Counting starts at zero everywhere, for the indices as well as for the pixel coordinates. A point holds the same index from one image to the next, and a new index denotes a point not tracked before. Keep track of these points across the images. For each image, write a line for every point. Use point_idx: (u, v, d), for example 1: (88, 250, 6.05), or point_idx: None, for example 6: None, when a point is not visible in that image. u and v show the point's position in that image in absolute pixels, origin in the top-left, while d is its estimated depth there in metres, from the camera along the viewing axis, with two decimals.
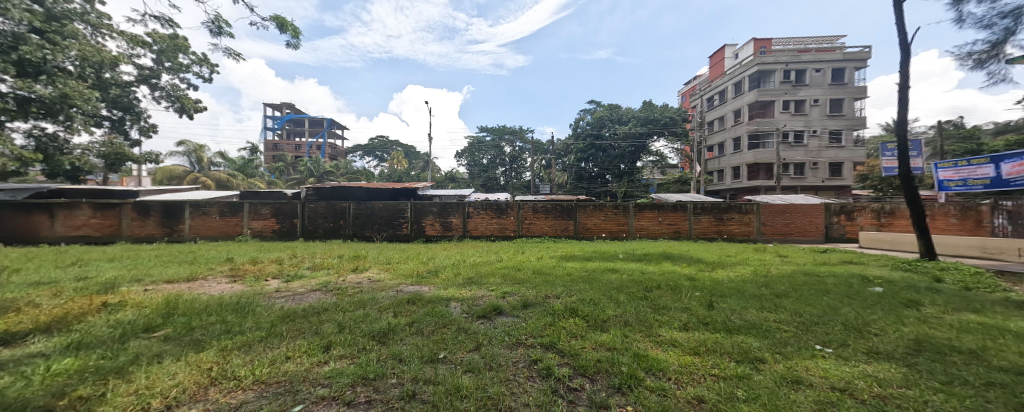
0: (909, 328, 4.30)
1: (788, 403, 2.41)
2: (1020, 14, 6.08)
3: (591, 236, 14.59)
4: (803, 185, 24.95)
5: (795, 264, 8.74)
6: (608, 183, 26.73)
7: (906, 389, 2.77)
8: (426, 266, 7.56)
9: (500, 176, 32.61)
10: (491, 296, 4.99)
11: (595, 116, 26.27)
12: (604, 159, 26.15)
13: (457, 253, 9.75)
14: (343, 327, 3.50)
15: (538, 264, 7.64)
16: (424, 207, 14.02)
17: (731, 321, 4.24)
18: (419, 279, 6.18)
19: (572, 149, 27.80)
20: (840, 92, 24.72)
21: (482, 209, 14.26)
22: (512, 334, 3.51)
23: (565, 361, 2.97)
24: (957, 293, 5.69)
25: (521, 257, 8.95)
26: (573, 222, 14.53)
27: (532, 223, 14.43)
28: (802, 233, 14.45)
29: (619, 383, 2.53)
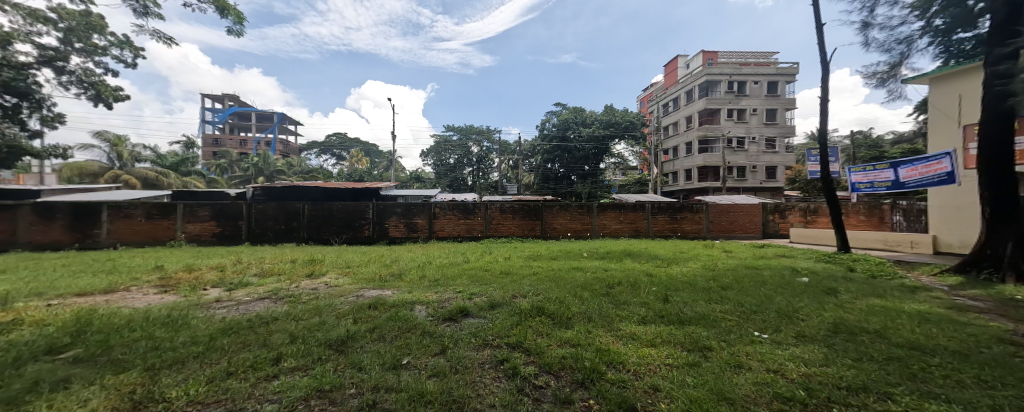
0: (829, 313, 4.91)
1: (731, 386, 2.67)
2: (912, 41, 7.13)
3: (557, 235, 14.93)
4: (745, 186, 27.25)
5: (738, 258, 9.57)
6: (572, 184, 27.49)
7: (826, 367, 3.16)
8: (389, 269, 7.35)
9: (465, 176, 32.36)
10: (457, 298, 4.99)
11: (560, 118, 26.76)
12: (569, 161, 26.78)
13: (422, 255, 9.57)
14: (295, 337, 3.33)
15: (505, 264, 7.72)
16: (387, 208, 13.58)
17: (684, 313, 4.58)
18: (381, 283, 6.01)
19: (538, 150, 28.26)
20: (774, 103, 27.36)
21: (448, 210, 14.09)
22: (479, 335, 3.54)
23: (531, 360, 3.05)
24: (864, 280, 6.58)
25: (489, 257, 8.94)
26: (540, 222, 14.80)
27: (499, 224, 14.52)
28: (744, 230, 15.82)
29: (582, 378, 2.66)
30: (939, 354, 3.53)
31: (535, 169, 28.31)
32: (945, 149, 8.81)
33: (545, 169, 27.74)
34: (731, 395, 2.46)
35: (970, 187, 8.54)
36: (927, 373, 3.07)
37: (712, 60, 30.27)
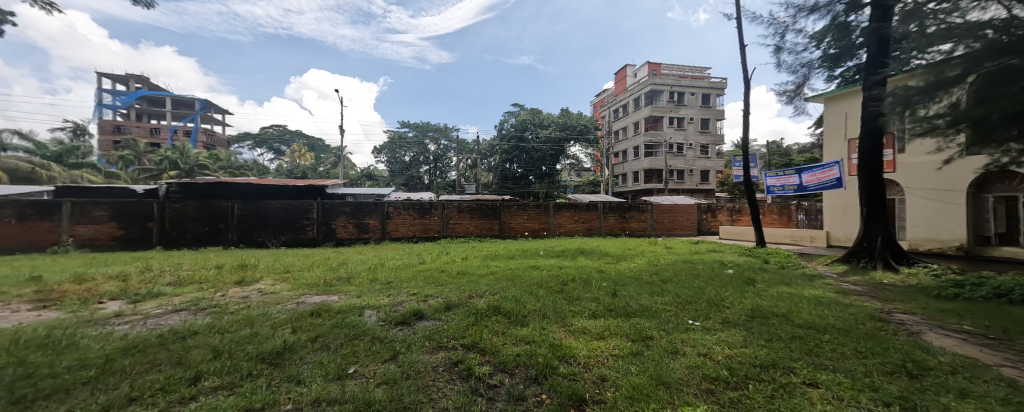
0: (748, 300, 5.59)
1: (668, 370, 2.96)
2: (812, 66, 8.33)
3: (514, 235, 15.12)
4: (684, 188, 29.73)
5: (677, 254, 10.46)
6: (528, 185, 27.95)
7: (745, 348, 3.62)
8: (335, 272, 6.95)
9: (421, 174, 31.40)
10: (411, 300, 4.89)
11: (518, 119, 27.08)
12: (527, 161, 27.19)
13: (374, 257, 9.17)
14: (220, 352, 3.05)
15: (463, 265, 7.68)
16: (334, 207, 12.79)
17: (630, 306, 4.93)
18: (326, 288, 5.69)
19: (497, 150, 28.38)
20: (709, 113, 30.20)
21: (403, 209, 13.65)
22: (433, 338, 3.52)
23: (486, 359, 3.11)
24: (776, 271, 7.57)
25: (446, 258, 8.82)
26: (498, 222, 14.89)
27: (456, 223, 14.36)
28: (683, 228, 17.31)
29: (535, 374, 2.77)
30: (829, 331, 4.21)
31: (493, 169, 28.29)
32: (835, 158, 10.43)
33: (503, 169, 27.86)
34: (667, 380, 2.73)
35: (852, 190, 10.20)
36: (818, 348, 3.64)
37: (656, 71, 32.59)
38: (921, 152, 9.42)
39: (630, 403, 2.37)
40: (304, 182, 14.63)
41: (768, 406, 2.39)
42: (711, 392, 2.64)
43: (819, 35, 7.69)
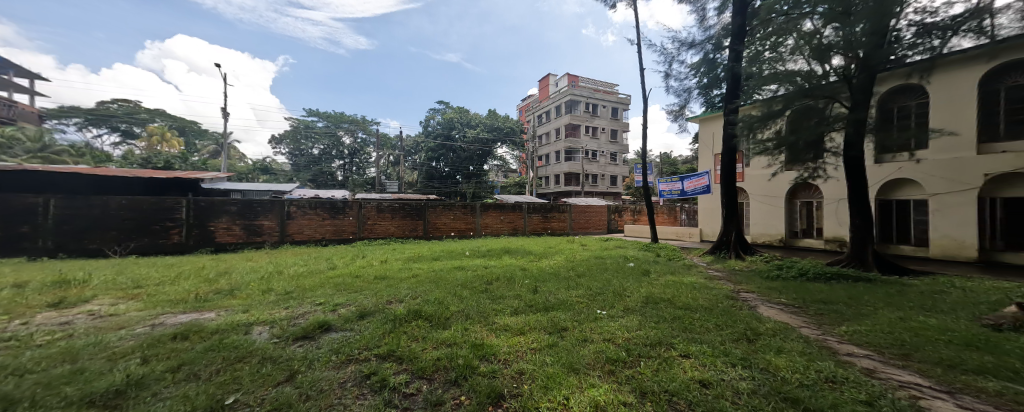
0: (644, 289, 6.52)
1: (578, 357, 3.32)
2: (690, 92, 10.05)
3: (440, 235, 14.83)
4: (598, 192, 32.72)
5: (590, 250, 11.52)
6: (455, 184, 27.61)
7: (638, 331, 4.23)
8: (214, 285, 5.95)
9: (334, 170, 28.64)
10: (316, 311, 4.53)
11: (445, 117, 26.60)
12: (454, 160, 26.85)
13: (270, 264, 8.07)
14: (17, 399, 2.34)
15: (381, 269, 7.29)
16: (215, 205, 10.86)
17: (549, 301, 5.33)
18: (197, 304, 4.86)
19: (422, 147, 27.54)
20: (618, 125, 33.80)
21: (309, 210, 12.36)
22: (341, 351, 3.34)
23: (403, 367, 3.07)
24: (666, 263, 8.89)
25: (360, 262, 8.25)
26: (423, 222, 14.44)
27: (375, 224, 13.55)
28: (596, 227, 19.11)
29: (455, 376, 2.85)
30: (698, 310, 5.17)
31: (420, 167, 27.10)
32: (706, 169, 12.73)
33: (429, 167, 27.03)
34: (577, 366, 3.06)
35: (715, 196, 12.57)
36: (691, 326, 4.45)
37: (574, 82, 35.22)
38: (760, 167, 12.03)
39: (544, 392, 2.62)
40: (165, 174, 12.03)
41: (653, 378, 2.86)
42: (612, 372, 3.05)
43: (694, 67, 9.31)
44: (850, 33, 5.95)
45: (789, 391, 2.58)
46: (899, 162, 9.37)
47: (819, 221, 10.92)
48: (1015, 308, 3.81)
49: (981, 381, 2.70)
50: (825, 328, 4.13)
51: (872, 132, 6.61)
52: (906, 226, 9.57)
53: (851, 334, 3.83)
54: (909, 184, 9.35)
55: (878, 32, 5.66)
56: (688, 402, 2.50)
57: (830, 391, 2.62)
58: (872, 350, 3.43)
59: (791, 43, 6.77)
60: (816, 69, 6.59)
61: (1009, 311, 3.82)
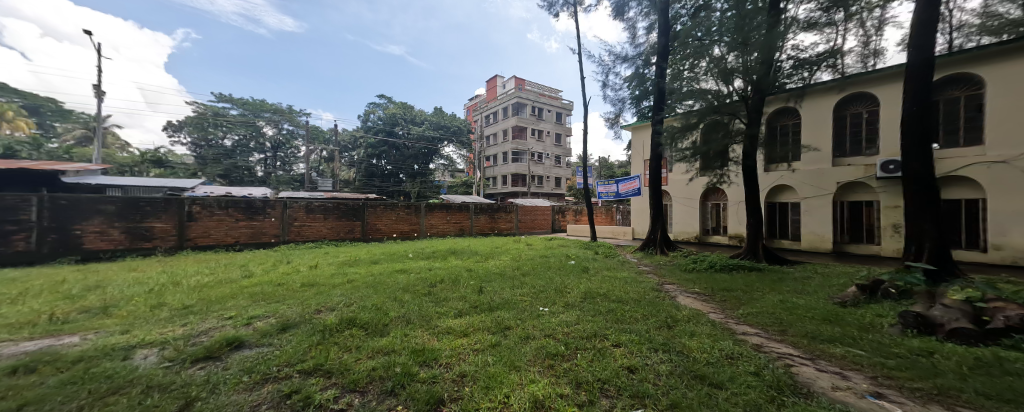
0: (583, 284, 6.97)
1: (517, 354, 3.49)
2: (623, 102, 10.92)
3: (380, 236, 14.18)
4: (543, 193, 33.80)
5: (535, 249, 11.88)
6: (398, 183, 26.53)
7: (576, 324, 4.52)
8: (81, 302, 4.91)
9: (253, 167, 25.61)
10: (225, 327, 3.99)
11: (387, 112, 25.38)
12: (396, 158, 25.82)
13: (164, 275, 6.90)
14: None
15: (309, 274, 6.72)
16: (81, 204, 8.83)
17: (493, 301, 5.42)
18: (49, 328, 3.91)
19: (361, 143, 25.99)
20: (562, 129, 35.31)
21: (218, 210, 10.80)
22: (256, 370, 2.91)
23: (332, 382, 2.79)
24: (603, 260, 9.53)
25: (284, 268, 7.51)
26: (361, 223, 13.70)
27: (305, 225, 12.52)
28: (541, 227, 19.83)
29: (391, 386, 2.68)
30: (628, 302, 5.69)
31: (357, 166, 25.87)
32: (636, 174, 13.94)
33: (370, 165, 25.57)
34: (518, 365, 3.17)
35: (645, 197, 13.82)
36: (623, 317, 4.87)
37: (521, 86, 35.99)
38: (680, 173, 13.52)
39: (485, 393, 2.65)
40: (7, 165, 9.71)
41: (588, 368, 3.07)
42: (551, 366, 3.22)
43: (627, 80, 10.18)
44: (747, 60, 7.14)
45: (699, 370, 2.96)
46: (781, 171, 11.19)
47: (723, 220, 12.60)
48: (857, 289, 4.80)
49: (832, 348, 3.39)
50: (727, 312, 4.82)
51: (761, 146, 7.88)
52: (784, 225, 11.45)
53: (746, 316, 4.53)
54: (787, 190, 11.19)
55: (767, 62, 6.90)
56: (617, 388, 2.73)
57: (728, 366, 3.08)
58: (760, 328, 4.11)
59: (704, 65, 7.87)
60: (723, 89, 7.76)
61: (851, 292, 4.81)
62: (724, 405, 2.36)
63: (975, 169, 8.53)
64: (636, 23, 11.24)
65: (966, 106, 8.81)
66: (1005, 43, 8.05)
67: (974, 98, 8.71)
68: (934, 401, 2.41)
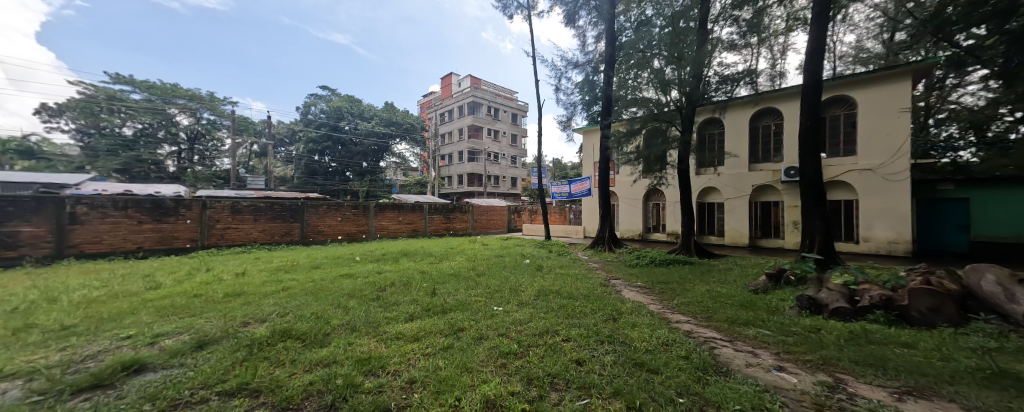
0: (536, 282, 7.13)
1: (471, 355, 3.42)
2: (575, 106, 11.37)
3: (323, 239, 13.27)
4: (499, 193, 33.98)
5: (491, 249, 11.90)
6: (345, 181, 24.75)
7: (529, 322, 4.57)
8: None
9: (162, 159, 19.20)
10: (124, 348, 3.03)
11: (331, 105, 23.46)
12: (343, 155, 24.11)
13: (36, 291, 5.66)
14: None
15: (236, 281, 5.99)
16: None
17: (447, 303, 5.30)
18: None
19: (300, 137, 23.82)
20: (518, 130, 35.85)
21: (113, 211, 9.10)
22: (161, 396, 2.31)
23: (261, 401, 2.41)
24: (556, 258, 9.81)
25: (205, 276, 6.61)
26: (299, 224, 12.63)
27: (230, 228, 11.10)
28: (496, 227, 19.97)
29: (331, 400, 2.44)
30: (579, 297, 5.94)
31: (298, 164, 23.67)
32: (587, 175, 14.56)
33: (311, 161, 23.50)
34: (470, 366, 3.12)
35: (595, 198, 14.57)
36: (573, 312, 5.07)
37: (477, 85, 35.84)
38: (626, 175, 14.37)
39: (434, 397, 2.57)
40: None
41: (538, 364, 3.11)
42: (503, 365, 3.21)
43: (579, 86, 10.62)
44: (682, 74, 8.12)
45: (640, 357, 3.17)
46: (708, 174, 12.39)
47: (662, 218, 13.64)
48: (766, 277, 5.50)
49: (748, 330, 3.84)
50: (664, 303, 5.22)
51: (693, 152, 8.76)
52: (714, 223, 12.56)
53: (679, 305, 4.97)
54: (716, 192, 12.37)
55: (698, 76, 7.90)
56: (566, 381, 2.80)
57: (665, 352, 3.36)
58: (691, 316, 4.54)
59: (646, 76, 8.56)
60: (663, 98, 8.59)
61: (762, 280, 5.49)
62: (660, 388, 2.56)
63: (851, 175, 10.15)
64: (586, 32, 11.76)
65: (845, 123, 10.46)
66: (872, 72, 9.66)
67: (850, 116, 10.37)
68: (823, 370, 2.86)
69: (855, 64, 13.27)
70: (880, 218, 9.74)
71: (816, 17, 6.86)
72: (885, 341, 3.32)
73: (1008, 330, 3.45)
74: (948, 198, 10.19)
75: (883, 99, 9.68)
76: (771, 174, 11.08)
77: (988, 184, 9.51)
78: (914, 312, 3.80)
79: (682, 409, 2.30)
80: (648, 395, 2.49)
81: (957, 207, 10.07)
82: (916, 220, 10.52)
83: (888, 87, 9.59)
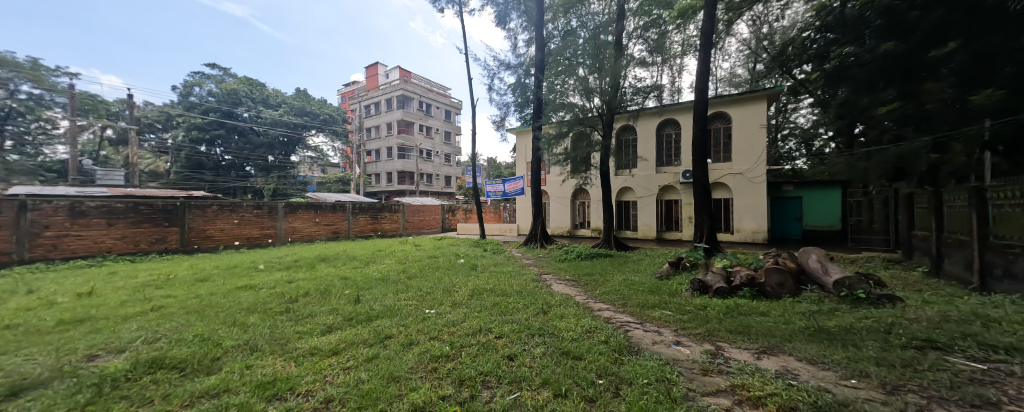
0: (469, 282, 6.98)
1: (400, 364, 3.00)
2: (508, 106, 11.50)
3: (213, 246, 10.93)
4: (433, 191, 32.93)
5: (424, 250, 11.36)
6: (243, 178, 20.15)
7: (463, 322, 4.34)
8: None
9: None
10: None
11: (225, 87, 18.66)
12: (240, 146, 19.56)
13: None
14: None
15: (81, 303, 4.67)
16: None
17: (372, 310, 4.84)
18: None
19: (179, 124, 18.15)
20: (451, 127, 35.22)
21: None
22: None
23: None
24: (492, 257, 9.77)
25: (30, 300, 5.02)
26: (178, 229, 10.21)
27: (73, 236, 8.50)
28: (428, 226, 19.38)
29: None
30: (512, 294, 5.95)
31: (177, 156, 18.16)
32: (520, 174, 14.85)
33: (195, 153, 18.41)
34: (398, 374, 2.77)
35: (528, 196, 15.06)
36: (506, 309, 5.05)
37: (407, 78, 34.25)
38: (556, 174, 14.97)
39: None
40: None
41: (471, 364, 2.94)
42: (435, 370, 2.91)
43: (511, 87, 10.75)
44: (602, 82, 8.95)
45: (568, 347, 3.21)
46: (624, 175, 13.53)
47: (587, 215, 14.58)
48: (668, 264, 6.20)
49: (654, 312, 4.21)
50: (588, 294, 5.51)
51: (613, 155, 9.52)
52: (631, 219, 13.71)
53: (600, 295, 5.31)
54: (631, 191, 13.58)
55: (615, 86, 8.75)
56: (498, 378, 2.71)
57: (588, 339, 3.50)
58: (609, 303, 4.87)
59: (572, 83, 9.39)
60: (586, 104, 9.43)
61: (665, 268, 6.15)
62: (582, 372, 2.64)
63: (730, 178, 11.94)
64: (517, 35, 11.96)
65: (725, 135, 12.17)
66: (742, 94, 11.46)
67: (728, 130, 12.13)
68: (708, 340, 3.27)
69: (731, 86, 15.90)
70: (750, 213, 11.71)
71: (704, 44, 7.88)
72: (751, 312, 3.95)
73: (825, 297, 4.40)
74: (787, 197, 12.72)
75: (751, 116, 11.56)
76: (673, 175, 12.60)
77: (812, 186, 12.24)
78: (769, 287, 4.65)
79: (601, 390, 2.39)
80: (572, 381, 2.54)
81: (793, 203, 12.65)
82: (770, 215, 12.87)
83: (755, 106, 11.45)
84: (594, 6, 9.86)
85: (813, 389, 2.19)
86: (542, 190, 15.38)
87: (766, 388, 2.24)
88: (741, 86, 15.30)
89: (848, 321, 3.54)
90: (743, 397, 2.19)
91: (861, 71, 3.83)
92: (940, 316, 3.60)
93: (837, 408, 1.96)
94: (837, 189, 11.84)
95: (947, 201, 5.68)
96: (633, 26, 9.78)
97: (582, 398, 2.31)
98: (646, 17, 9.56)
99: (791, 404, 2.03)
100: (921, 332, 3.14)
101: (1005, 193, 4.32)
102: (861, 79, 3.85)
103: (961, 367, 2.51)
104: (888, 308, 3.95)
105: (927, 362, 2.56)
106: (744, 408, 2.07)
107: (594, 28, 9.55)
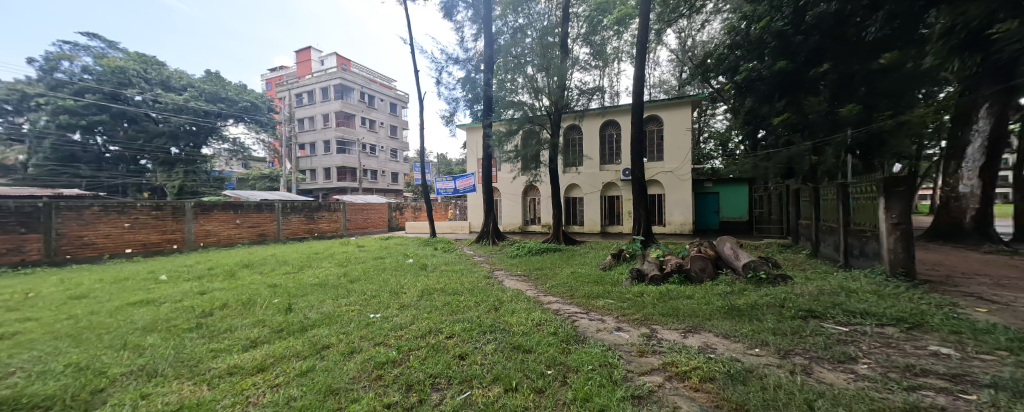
0: (419, 282, 6.71)
1: (339, 376, 2.74)
2: (457, 101, 11.24)
3: (94, 255, 9.15)
4: (377, 188, 31.17)
5: (367, 252, 10.67)
6: (137, 173, 17.03)
7: (411, 325, 4.13)
8: None
9: None
10: None
11: (107, 62, 15.31)
12: (131, 135, 16.34)
13: None
14: None
15: None
16: None
17: (307, 318, 4.41)
18: None
19: (43, 106, 14.64)
20: (395, 121, 33.58)
21: None
22: None
23: None
24: (442, 255, 9.53)
25: None
26: (41, 236, 8.37)
27: None
28: (373, 226, 18.33)
29: None
30: (465, 292, 5.85)
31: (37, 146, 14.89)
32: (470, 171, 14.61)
33: (65, 141, 15.13)
34: (337, 386, 2.55)
35: (478, 193, 14.96)
36: (457, 308, 4.92)
37: (345, 67, 31.83)
38: (506, 172, 14.98)
39: None
40: None
41: (419, 367, 2.80)
42: (380, 378, 2.72)
43: (460, 83, 10.55)
44: (550, 82, 9.27)
45: (518, 341, 3.22)
46: (571, 172, 14.03)
47: (536, 211, 14.86)
48: (611, 256, 6.51)
49: (598, 301, 4.42)
50: (539, 288, 5.58)
51: (560, 153, 9.80)
52: (577, 215, 14.26)
53: (549, 288, 5.44)
54: (576, 188, 14.13)
55: (561, 87, 9.08)
56: (448, 379, 2.62)
57: (537, 332, 3.53)
58: (558, 296, 4.98)
59: (521, 81, 9.61)
60: (535, 103, 9.70)
61: (608, 259, 6.45)
62: (532, 365, 2.66)
63: (662, 175, 12.97)
64: (464, 28, 11.72)
65: (658, 136, 13.16)
66: (671, 98, 12.47)
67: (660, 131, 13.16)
68: (645, 324, 3.50)
69: (662, 90, 17.23)
70: (679, 207, 12.87)
71: (639, 51, 8.40)
72: (678, 296, 4.31)
73: (736, 279, 4.96)
74: (708, 192, 14.11)
75: (680, 119, 12.65)
76: (614, 173, 13.35)
77: (727, 183, 13.79)
78: (693, 272, 5.13)
79: (549, 380, 2.42)
80: (522, 374, 2.54)
81: (712, 198, 14.10)
82: (695, 209, 14.17)
83: (682, 111, 12.54)
84: (541, 6, 9.96)
85: (725, 360, 2.45)
86: (493, 187, 15.32)
87: (690, 363, 2.43)
88: (670, 91, 16.67)
89: (753, 298, 4.03)
90: (671, 374, 2.36)
91: (762, 85, 7.00)
92: (818, 290, 4.25)
93: (744, 375, 2.20)
94: (745, 185, 13.56)
95: (823, 195, 6.78)
96: (578, 31, 10.17)
97: (531, 390, 2.32)
98: (588, 23, 9.98)
99: (711, 374, 2.24)
100: (806, 304, 3.67)
101: (861, 187, 5.22)
102: (761, 90, 7.03)
103: (832, 331, 2.99)
104: (782, 285, 4.58)
105: (808, 328, 3.01)
106: (673, 383, 2.23)
107: (541, 28, 9.67)
